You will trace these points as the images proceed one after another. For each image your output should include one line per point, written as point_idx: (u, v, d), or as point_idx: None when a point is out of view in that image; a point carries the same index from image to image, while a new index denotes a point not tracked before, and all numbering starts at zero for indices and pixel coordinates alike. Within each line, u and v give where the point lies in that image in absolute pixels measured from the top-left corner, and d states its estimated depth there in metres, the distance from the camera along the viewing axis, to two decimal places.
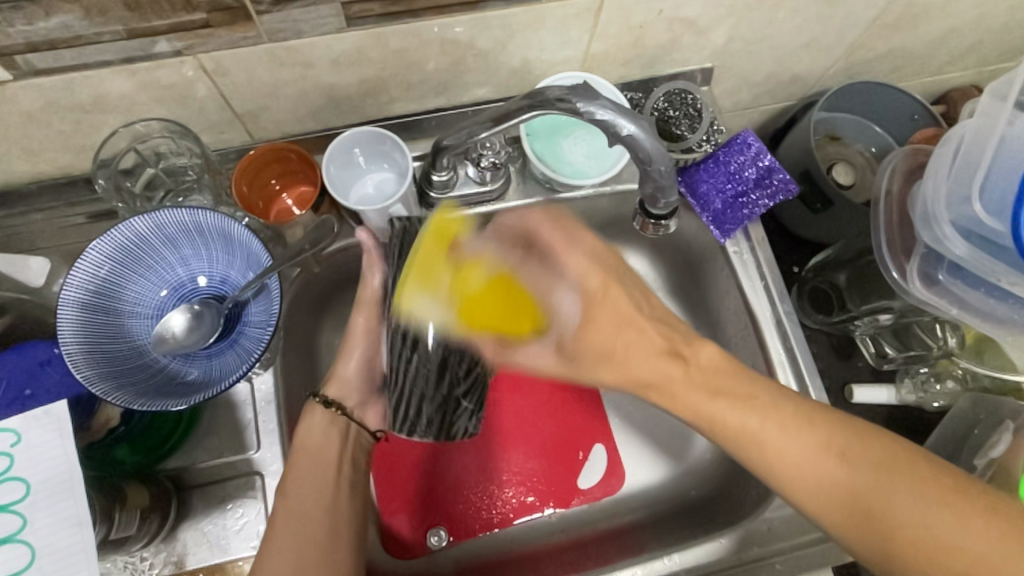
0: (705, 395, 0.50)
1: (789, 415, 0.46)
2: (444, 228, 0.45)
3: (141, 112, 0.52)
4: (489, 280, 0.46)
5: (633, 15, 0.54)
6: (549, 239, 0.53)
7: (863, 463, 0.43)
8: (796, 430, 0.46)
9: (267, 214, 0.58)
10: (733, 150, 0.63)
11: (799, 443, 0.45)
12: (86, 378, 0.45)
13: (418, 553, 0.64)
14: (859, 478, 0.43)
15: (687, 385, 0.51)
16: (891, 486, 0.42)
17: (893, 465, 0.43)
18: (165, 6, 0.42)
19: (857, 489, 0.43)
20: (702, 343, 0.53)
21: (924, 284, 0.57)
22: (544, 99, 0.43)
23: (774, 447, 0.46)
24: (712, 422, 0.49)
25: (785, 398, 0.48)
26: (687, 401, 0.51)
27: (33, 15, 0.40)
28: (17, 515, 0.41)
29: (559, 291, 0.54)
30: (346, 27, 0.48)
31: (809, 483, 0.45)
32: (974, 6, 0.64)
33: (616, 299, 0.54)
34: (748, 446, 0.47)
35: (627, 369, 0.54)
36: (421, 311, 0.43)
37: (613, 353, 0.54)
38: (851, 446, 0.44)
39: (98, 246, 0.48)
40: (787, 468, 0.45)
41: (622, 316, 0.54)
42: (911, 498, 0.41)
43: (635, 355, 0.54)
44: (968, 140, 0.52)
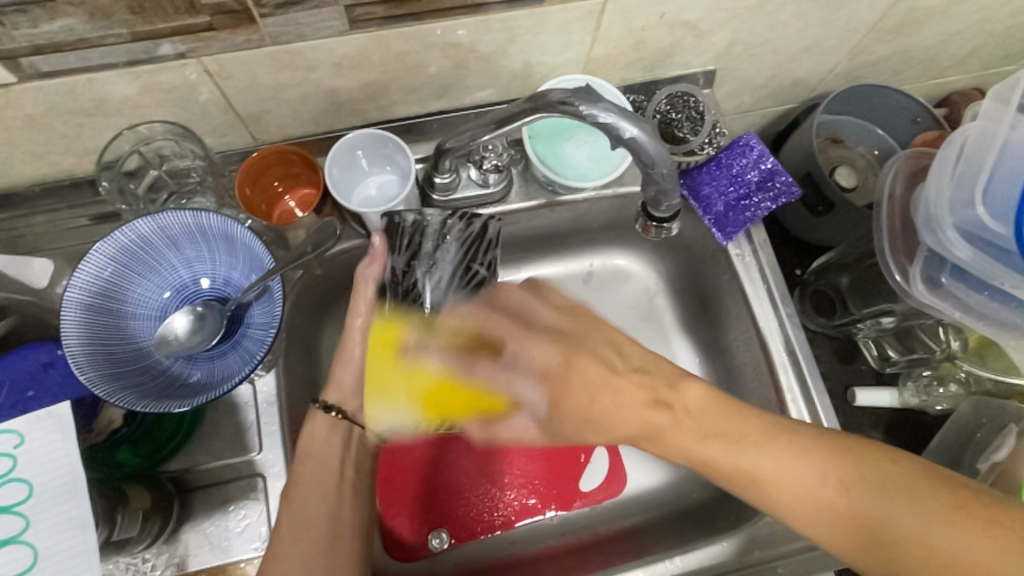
0: (698, 437, 0.47)
1: (786, 447, 0.45)
2: (387, 335, 0.48)
3: (144, 115, 0.52)
4: (438, 381, 0.46)
5: (634, 19, 0.54)
6: (503, 334, 0.50)
7: (863, 483, 0.42)
8: (794, 461, 0.44)
9: (269, 216, 0.58)
10: (735, 153, 0.63)
11: (796, 470, 0.44)
12: (89, 380, 0.45)
13: (420, 555, 0.64)
14: (858, 501, 0.42)
15: (681, 433, 0.47)
16: (890, 504, 0.41)
17: (892, 486, 0.41)
18: (168, 9, 0.42)
19: (859, 508, 0.42)
20: (687, 382, 0.49)
21: (928, 288, 0.57)
22: (546, 102, 0.43)
23: (772, 481, 0.44)
24: (708, 466, 0.47)
25: (792, 431, 0.46)
26: (680, 443, 0.47)
27: (37, 18, 0.41)
28: (19, 516, 0.42)
29: (519, 379, 0.48)
30: (348, 30, 0.48)
31: (808, 500, 0.43)
32: (977, 9, 0.64)
33: (584, 372, 0.49)
34: (746, 484, 0.45)
35: (614, 432, 0.49)
36: (388, 420, 0.47)
37: (596, 423, 0.48)
38: (852, 468, 0.43)
39: (102, 248, 0.48)
40: (787, 495, 0.44)
41: (600, 379, 0.48)
42: (911, 514, 0.40)
43: (623, 409, 0.48)
44: (971, 144, 0.52)
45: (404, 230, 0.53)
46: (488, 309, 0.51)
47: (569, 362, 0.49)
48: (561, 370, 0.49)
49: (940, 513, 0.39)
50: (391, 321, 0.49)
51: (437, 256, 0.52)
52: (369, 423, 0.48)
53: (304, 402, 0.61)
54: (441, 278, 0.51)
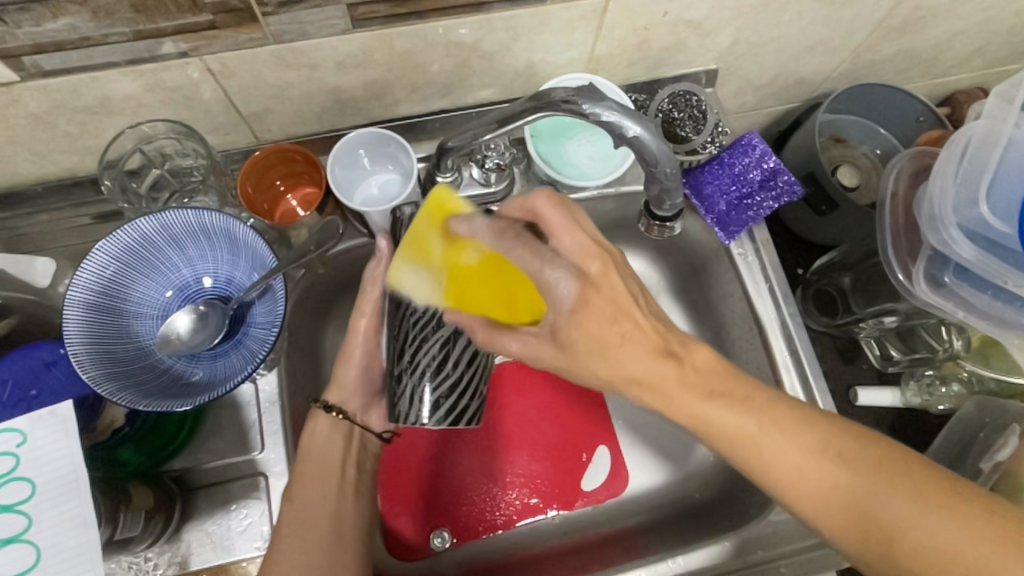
0: (703, 396, 0.45)
1: (787, 416, 0.44)
2: (443, 205, 0.48)
3: (147, 114, 0.52)
4: (481, 257, 0.47)
5: (637, 17, 0.54)
6: (547, 232, 0.46)
7: (861, 467, 0.42)
8: (793, 432, 0.44)
9: (272, 215, 0.58)
10: (738, 152, 0.62)
11: (795, 446, 0.44)
12: (91, 378, 0.45)
13: (422, 554, 0.64)
14: (854, 483, 0.42)
15: (686, 389, 0.46)
16: (886, 490, 0.41)
17: (890, 470, 0.41)
18: (172, 8, 0.42)
19: (855, 491, 0.42)
20: (697, 344, 0.47)
21: (931, 287, 0.57)
22: (549, 101, 0.43)
23: (771, 450, 0.44)
24: (707, 425, 0.45)
25: (791, 407, 0.45)
26: (683, 407, 0.46)
27: (40, 17, 0.41)
28: (22, 515, 0.41)
29: (553, 264, 0.44)
30: (351, 29, 0.48)
31: (803, 481, 0.43)
32: (981, 8, 0.64)
33: (614, 291, 0.45)
34: (745, 449, 0.45)
35: (626, 368, 0.45)
36: (408, 284, 0.47)
37: (611, 350, 0.45)
38: (850, 449, 0.43)
39: (104, 247, 0.48)
40: (781, 473, 0.44)
41: (620, 306, 0.45)
42: (911, 505, 0.40)
43: (630, 356, 0.45)
44: (975, 143, 0.52)
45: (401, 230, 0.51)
46: (525, 224, 0.47)
47: (602, 277, 0.44)
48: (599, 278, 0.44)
49: (940, 508, 0.39)
50: (448, 190, 0.48)
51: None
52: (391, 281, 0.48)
53: (306, 401, 0.61)
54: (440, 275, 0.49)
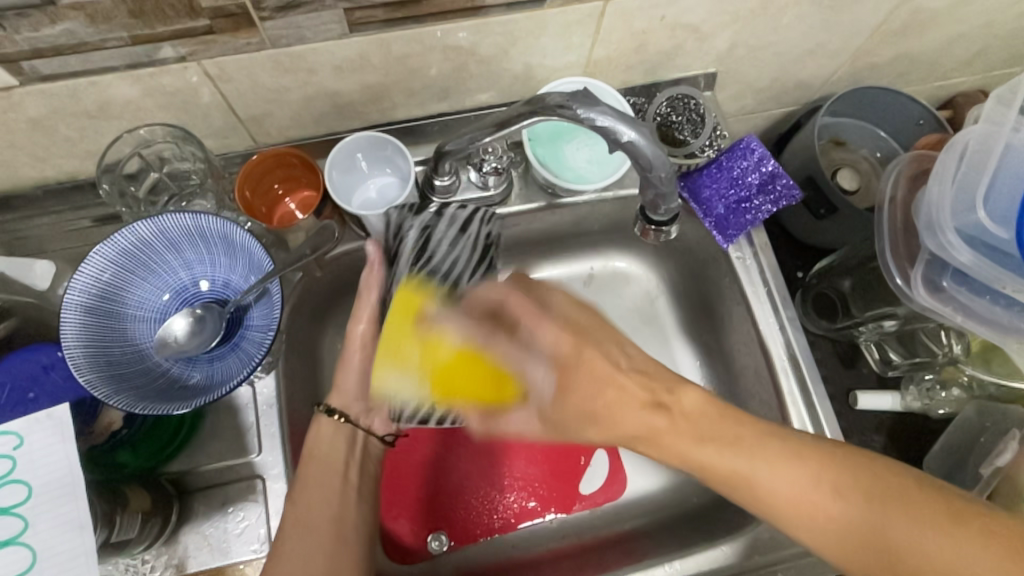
0: (694, 440, 0.47)
1: (780, 452, 0.44)
2: (409, 302, 0.52)
3: (146, 118, 0.52)
4: (455, 355, 0.49)
5: (635, 22, 0.54)
6: (523, 316, 0.51)
7: (857, 492, 0.42)
8: (788, 463, 0.44)
9: (269, 219, 0.58)
10: (736, 155, 0.62)
11: (795, 481, 0.43)
12: (88, 382, 0.45)
13: (420, 557, 0.64)
14: (855, 510, 0.42)
15: (676, 435, 0.47)
16: (886, 513, 0.41)
17: (888, 494, 0.41)
18: (169, 13, 0.42)
19: (855, 517, 0.42)
20: (685, 388, 0.49)
21: (929, 291, 0.57)
22: (544, 105, 0.43)
23: (769, 489, 0.44)
24: (704, 469, 0.46)
25: (790, 439, 0.45)
26: (676, 446, 0.47)
27: (38, 23, 0.41)
28: (18, 518, 0.42)
29: (530, 358, 0.51)
30: (349, 33, 0.48)
31: (800, 508, 0.43)
32: (981, 11, 0.64)
33: (596, 343, 0.51)
34: (744, 490, 0.45)
35: (619, 426, 0.49)
36: (394, 385, 0.51)
37: (602, 412, 0.49)
38: (846, 477, 0.43)
39: (102, 250, 0.49)
40: (784, 508, 0.43)
41: (603, 374, 0.50)
42: (906, 522, 0.40)
43: (623, 410, 0.49)
44: (973, 147, 0.52)
45: (398, 240, 0.55)
46: (509, 287, 0.53)
47: (576, 355, 0.51)
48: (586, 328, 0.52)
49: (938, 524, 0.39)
50: (415, 289, 0.52)
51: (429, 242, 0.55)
52: (375, 383, 0.51)
53: (304, 404, 0.61)
54: (452, 258, 0.56)
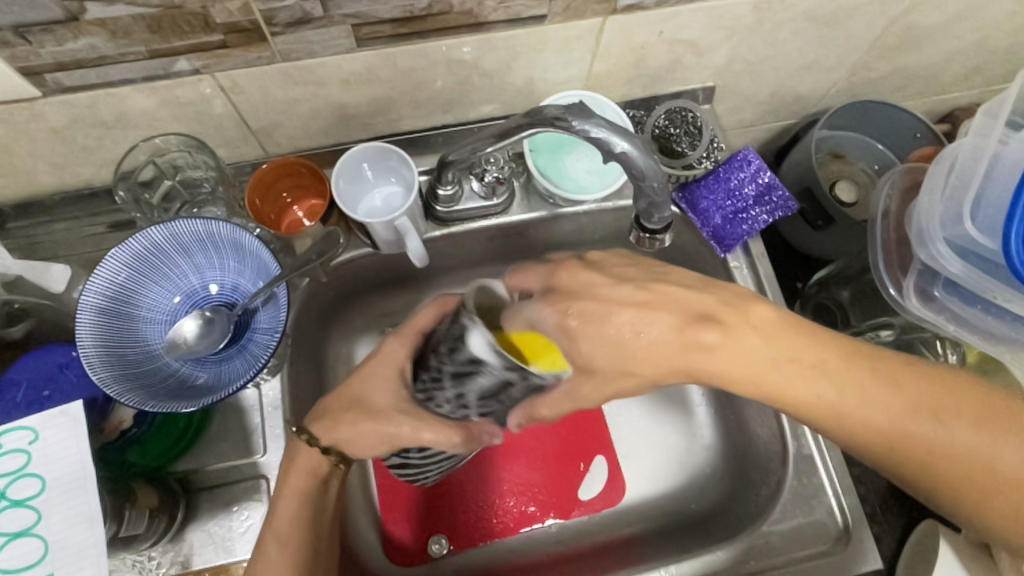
0: (766, 357, 0.43)
1: (867, 376, 0.43)
2: None
3: (161, 128, 0.55)
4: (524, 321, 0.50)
5: (633, 37, 0.56)
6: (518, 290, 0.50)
7: (958, 420, 0.42)
8: (880, 393, 0.43)
9: (278, 226, 0.61)
10: (733, 166, 0.64)
11: (880, 400, 0.43)
12: (101, 379, 0.47)
13: (419, 559, 0.65)
14: (951, 433, 0.42)
15: (745, 352, 0.43)
16: (989, 439, 0.42)
17: (988, 420, 0.42)
18: (185, 28, 0.44)
19: (951, 442, 0.42)
20: (751, 303, 0.45)
21: (921, 301, 0.58)
22: (541, 117, 0.45)
23: (852, 411, 0.43)
24: (779, 390, 0.44)
25: (885, 372, 0.44)
26: (739, 367, 0.43)
27: (62, 37, 0.43)
28: (32, 510, 0.43)
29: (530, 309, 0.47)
30: (356, 47, 0.50)
31: (886, 429, 0.43)
32: (976, 28, 0.65)
33: (591, 284, 0.47)
34: (819, 413, 0.44)
35: (653, 365, 0.44)
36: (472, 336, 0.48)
37: (627, 345, 0.44)
38: (942, 404, 0.42)
39: (117, 254, 0.51)
40: (864, 428, 0.43)
41: (608, 309, 0.45)
42: (984, 441, 0.42)
43: (662, 345, 0.44)
44: (961, 159, 0.53)
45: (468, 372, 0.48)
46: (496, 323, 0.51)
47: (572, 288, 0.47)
48: (569, 286, 0.47)
49: (998, 432, 0.42)
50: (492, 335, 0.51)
51: (498, 389, 0.49)
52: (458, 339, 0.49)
53: (308, 407, 0.63)
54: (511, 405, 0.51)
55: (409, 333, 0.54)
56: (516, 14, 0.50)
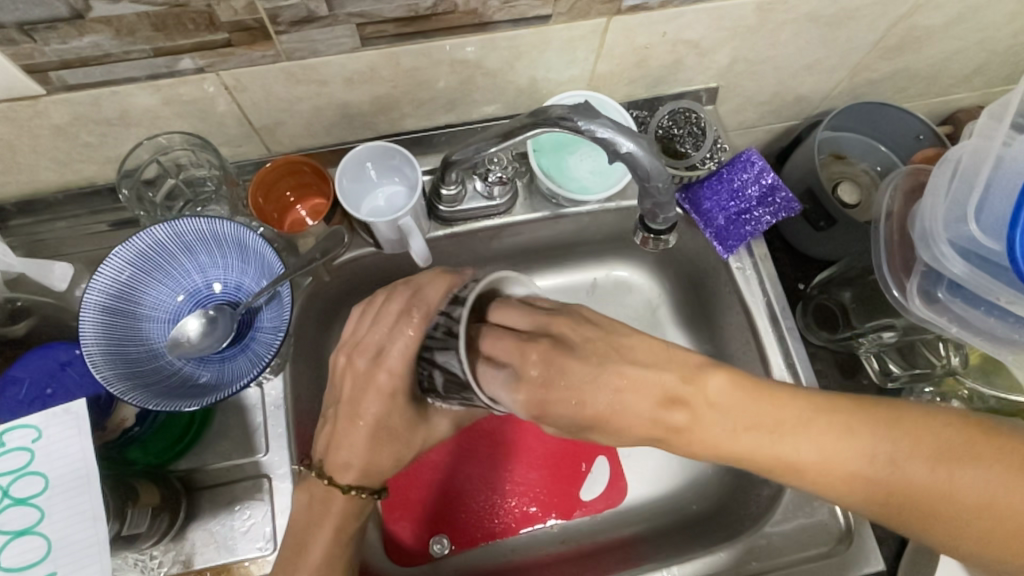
0: (731, 431, 0.46)
1: (826, 430, 0.44)
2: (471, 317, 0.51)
3: (164, 126, 0.54)
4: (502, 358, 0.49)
5: (637, 37, 0.56)
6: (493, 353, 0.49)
7: (918, 459, 0.42)
8: (839, 448, 0.44)
9: (281, 225, 0.61)
10: (737, 168, 0.63)
11: (839, 455, 0.44)
12: (105, 378, 0.47)
13: (422, 559, 0.65)
14: (908, 475, 0.43)
15: (709, 426, 0.47)
16: (951, 473, 0.42)
17: (949, 454, 0.42)
18: (190, 27, 0.44)
19: (908, 485, 0.43)
20: (708, 374, 0.48)
21: (924, 302, 0.58)
22: (546, 117, 0.45)
23: (817, 472, 0.44)
24: (744, 457, 0.46)
25: (832, 424, 0.44)
26: (709, 440, 0.47)
27: (66, 35, 0.43)
28: (35, 508, 0.43)
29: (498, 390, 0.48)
30: (360, 47, 0.50)
31: (848, 481, 0.44)
32: (978, 29, 0.65)
33: (566, 372, 0.48)
34: (790, 474, 0.45)
35: (626, 435, 0.49)
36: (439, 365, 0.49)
37: (607, 420, 0.48)
38: (901, 446, 0.43)
39: (120, 252, 0.51)
40: (829, 483, 0.44)
41: (590, 394, 0.48)
42: (948, 484, 0.42)
43: (636, 416, 0.48)
44: (965, 160, 0.53)
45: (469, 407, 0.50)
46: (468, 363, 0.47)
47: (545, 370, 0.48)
48: (540, 375, 0.48)
49: (950, 467, 0.42)
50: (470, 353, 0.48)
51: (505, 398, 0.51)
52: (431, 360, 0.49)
53: (311, 406, 0.63)
54: None
55: (394, 365, 0.50)
56: (520, 14, 0.50)
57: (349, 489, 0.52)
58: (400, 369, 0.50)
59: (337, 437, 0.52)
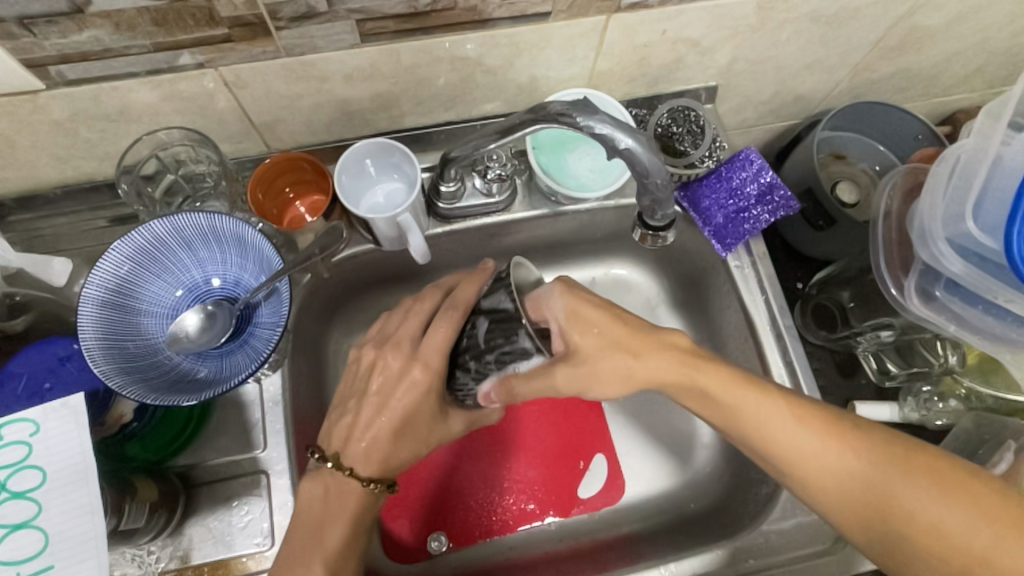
0: (725, 383, 0.50)
1: (805, 409, 0.48)
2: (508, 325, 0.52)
3: (164, 122, 0.54)
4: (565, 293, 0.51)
5: (637, 35, 0.56)
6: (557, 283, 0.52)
7: (873, 456, 0.46)
8: (813, 425, 0.47)
9: (280, 221, 0.60)
10: (735, 166, 0.64)
11: (807, 436, 0.47)
12: (102, 372, 0.47)
13: (418, 556, 0.65)
14: (866, 468, 0.46)
15: (704, 374, 0.50)
16: (902, 479, 0.45)
17: (902, 461, 0.45)
18: (189, 22, 0.44)
19: (863, 477, 0.46)
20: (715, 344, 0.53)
21: (922, 301, 0.58)
22: (546, 113, 0.45)
23: (789, 441, 0.47)
24: (729, 408, 0.49)
25: (813, 407, 0.49)
26: (700, 387, 0.50)
27: (66, 30, 0.43)
28: (33, 502, 0.43)
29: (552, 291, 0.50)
30: (360, 43, 0.50)
31: (814, 461, 0.47)
32: (978, 29, 0.65)
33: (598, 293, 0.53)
34: (764, 439, 0.48)
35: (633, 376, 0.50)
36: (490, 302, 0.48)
37: (613, 352, 0.50)
38: (863, 441, 0.47)
39: (119, 247, 0.51)
40: (794, 457, 0.47)
41: (604, 315, 0.51)
42: (902, 481, 0.45)
43: (637, 355, 0.51)
44: (963, 159, 0.53)
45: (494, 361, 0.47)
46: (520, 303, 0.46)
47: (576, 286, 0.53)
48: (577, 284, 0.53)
49: (903, 471, 0.45)
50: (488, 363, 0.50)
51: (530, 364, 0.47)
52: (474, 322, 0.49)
53: (309, 402, 0.63)
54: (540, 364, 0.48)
55: (430, 359, 0.51)
56: (520, 11, 0.50)
57: (369, 482, 0.52)
58: (433, 363, 0.51)
59: (360, 427, 0.52)
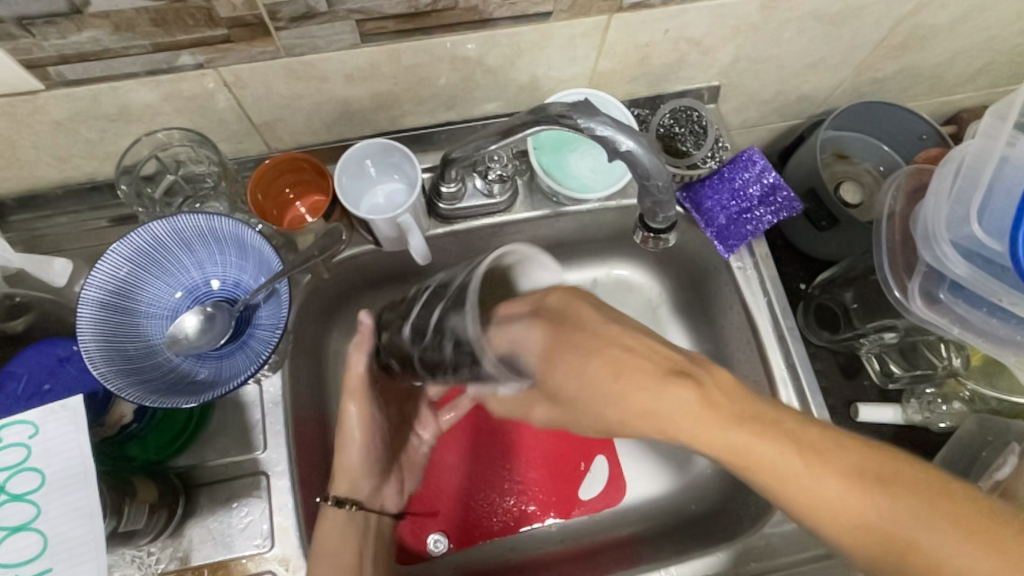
0: (730, 423, 0.41)
1: (837, 456, 0.40)
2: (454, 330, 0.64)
3: (163, 122, 0.54)
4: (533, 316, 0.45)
5: (638, 35, 0.56)
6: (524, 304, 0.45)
7: (929, 517, 0.37)
8: (850, 478, 0.39)
9: (280, 221, 0.60)
10: (738, 167, 0.63)
11: (843, 495, 0.39)
12: (101, 374, 0.47)
13: (419, 558, 0.65)
14: (922, 533, 0.37)
15: (705, 413, 0.42)
16: (967, 541, 0.36)
17: (970, 523, 0.37)
18: (188, 22, 0.44)
19: (920, 543, 0.37)
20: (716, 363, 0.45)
21: (926, 303, 0.58)
22: (546, 115, 0.45)
23: (822, 497, 0.39)
24: (737, 454, 0.41)
25: (843, 451, 0.40)
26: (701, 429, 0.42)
27: (65, 30, 0.43)
28: (31, 504, 0.43)
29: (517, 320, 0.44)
30: (360, 43, 0.50)
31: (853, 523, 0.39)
32: (983, 28, 0.65)
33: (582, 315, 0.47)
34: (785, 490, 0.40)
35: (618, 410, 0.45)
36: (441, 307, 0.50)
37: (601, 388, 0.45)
38: (914, 495, 0.38)
39: (118, 248, 0.50)
40: (823, 512, 0.40)
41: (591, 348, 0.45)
42: (966, 548, 0.36)
43: (625, 389, 0.44)
44: (968, 161, 0.52)
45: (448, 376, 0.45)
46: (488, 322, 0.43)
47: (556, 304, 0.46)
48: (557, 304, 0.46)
49: (969, 533, 0.36)
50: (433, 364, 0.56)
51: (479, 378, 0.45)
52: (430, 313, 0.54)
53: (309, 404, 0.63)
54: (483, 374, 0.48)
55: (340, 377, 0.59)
56: (521, 11, 0.50)
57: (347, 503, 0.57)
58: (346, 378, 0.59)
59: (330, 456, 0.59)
